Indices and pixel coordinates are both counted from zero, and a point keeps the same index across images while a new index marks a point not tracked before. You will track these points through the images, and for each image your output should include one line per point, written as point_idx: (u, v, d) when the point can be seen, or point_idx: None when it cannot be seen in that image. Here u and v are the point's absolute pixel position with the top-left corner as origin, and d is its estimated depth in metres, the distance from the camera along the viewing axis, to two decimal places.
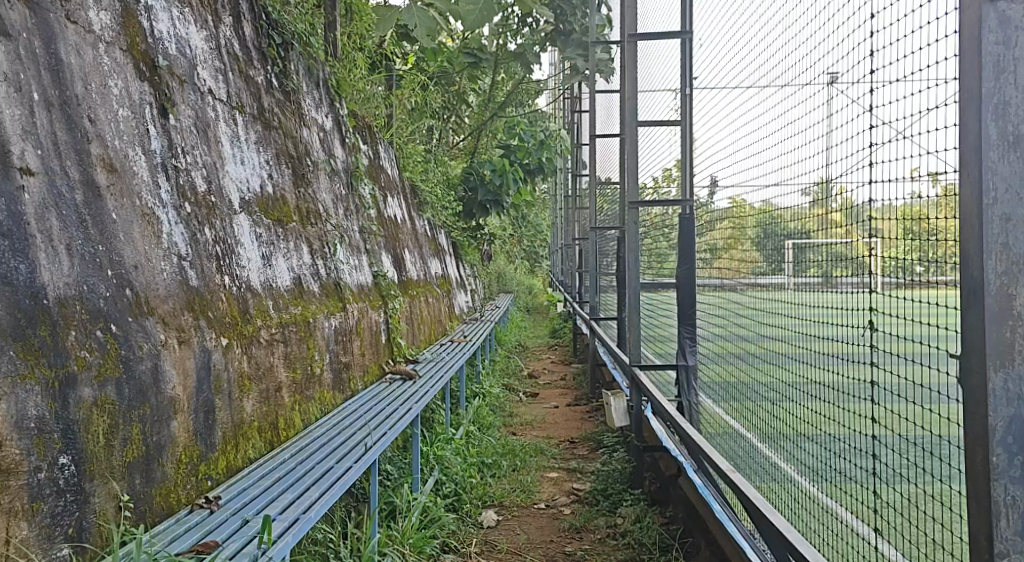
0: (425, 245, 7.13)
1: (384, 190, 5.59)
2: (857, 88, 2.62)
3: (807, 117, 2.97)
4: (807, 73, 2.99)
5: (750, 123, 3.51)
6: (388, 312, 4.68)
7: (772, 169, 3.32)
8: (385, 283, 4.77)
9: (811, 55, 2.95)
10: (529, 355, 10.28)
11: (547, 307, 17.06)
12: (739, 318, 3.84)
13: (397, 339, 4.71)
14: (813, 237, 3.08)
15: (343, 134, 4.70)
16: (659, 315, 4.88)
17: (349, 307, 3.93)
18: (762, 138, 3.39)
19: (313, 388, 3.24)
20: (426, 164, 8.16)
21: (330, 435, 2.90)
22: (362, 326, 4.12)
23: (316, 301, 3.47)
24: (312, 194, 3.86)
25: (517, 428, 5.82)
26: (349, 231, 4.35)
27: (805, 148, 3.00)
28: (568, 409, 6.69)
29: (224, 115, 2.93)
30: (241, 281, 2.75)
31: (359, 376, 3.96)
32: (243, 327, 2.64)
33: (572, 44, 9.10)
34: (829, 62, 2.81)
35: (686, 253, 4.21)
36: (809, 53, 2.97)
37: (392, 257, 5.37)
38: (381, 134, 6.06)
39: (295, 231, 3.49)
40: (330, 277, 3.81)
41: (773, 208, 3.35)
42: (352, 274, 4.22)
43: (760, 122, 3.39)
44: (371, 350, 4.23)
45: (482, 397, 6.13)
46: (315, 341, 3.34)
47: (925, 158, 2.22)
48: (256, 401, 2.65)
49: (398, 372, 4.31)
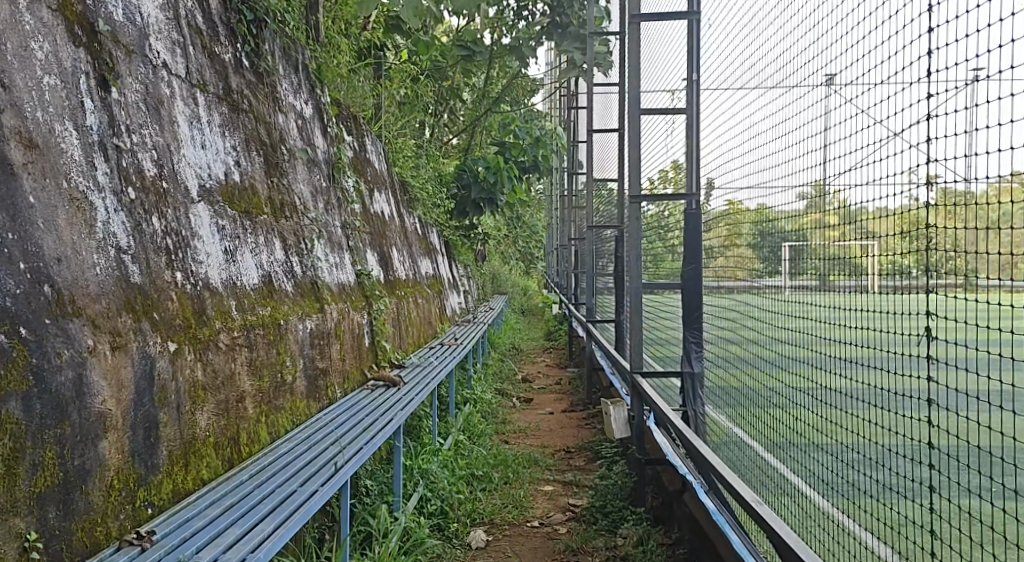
0: (415, 244, 6.82)
1: (370, 184, 5.27)
2: (854, 88, 2.54)
3: (802, 117, 2.86)
4: (801, 73, 2.90)
5: (747, 121, 3.38)
6: (372, 313, 4.37)
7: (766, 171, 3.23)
8: (369, 283, 4.46)
9: (807, 55, 2.85)
10: (524, 358, 9.96)
11: (544, 308, 16.71)
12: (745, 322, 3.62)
13: (382, 343, 4.42)
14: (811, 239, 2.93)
15: (325, 122, 4.39)
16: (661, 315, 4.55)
17: (327, 309, 3.60)
18: (757, 140, 3.29)
19: (284, 397, 2.93)
20: (418, 160, 7.84)
21: (299, 450, 2.56)
22: (343, 329, 3.81)
23: (289, 302, 3.16)
24: (288, 185, 3.55)
25: (509, 437, 5.51)
26: (329, 226, 4.04)
27: (801, 149, 2.90)
28: (563, 416, 6.38)
29: (183, 92, 2.63)
30: (198, 278, 2.45)
31: (337, 384, 3.64)
32: (198, 330, 2.34)
33: (569, 37, 8.79)
34: (826, 63, 2.72)
35: (694, 251, 3.86)
36: (805, 52, 2.87)
37: (378, 255, 5.06)
38: (367, 126, 5.74)
39: (267, 225, 3.17)
40: (307, 275, 3.50)
41: (767, 210, 3.24)
42: (332, 272, 3.90)
43: (755, 120, 3.29)
44: (352, 356, 3.91)
45: (473, 403, 5.82)
46: (287, 346, 3.03)
47: (921, 163, 2.19)
48: (212, 414, 2.34)
49: (382, 379, 3.99)
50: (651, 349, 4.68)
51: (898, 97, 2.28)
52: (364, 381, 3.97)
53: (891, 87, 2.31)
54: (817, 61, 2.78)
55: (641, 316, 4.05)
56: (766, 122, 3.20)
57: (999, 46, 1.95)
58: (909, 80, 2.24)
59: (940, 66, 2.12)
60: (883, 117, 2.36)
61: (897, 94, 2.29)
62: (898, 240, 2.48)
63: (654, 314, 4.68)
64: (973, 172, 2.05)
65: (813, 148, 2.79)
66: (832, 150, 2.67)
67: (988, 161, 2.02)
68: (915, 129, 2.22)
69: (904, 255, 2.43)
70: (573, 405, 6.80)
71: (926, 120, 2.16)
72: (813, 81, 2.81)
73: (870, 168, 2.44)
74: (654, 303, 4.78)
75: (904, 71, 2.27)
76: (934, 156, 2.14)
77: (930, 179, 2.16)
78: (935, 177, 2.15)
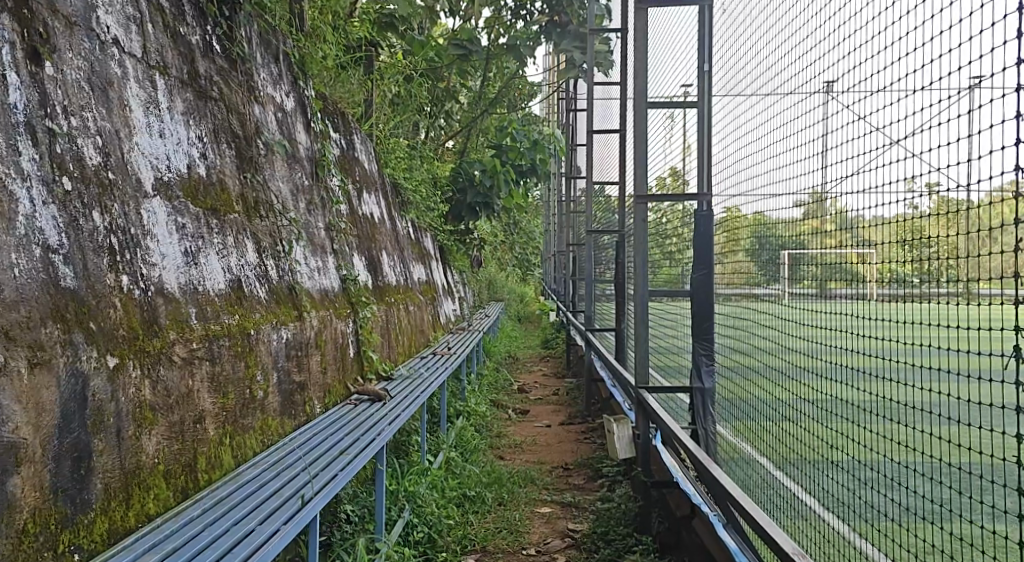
0: (407, 248, 6.51)
1: (358, 185, 4.98)
2: (855, 96, 2.48)
3: (796, 124, 2.79)
4: (798, 81, 2.82)
5: (741, 128, 3.30)
6: (358, 322, 4.08)
7: (760, 179, 3.12)
8: (355, 289, 4.17)
9: (804, 62, 2.77)
10: (521, 368, 9.64)
11: (541, 316, 16.39)
12: (734, 328, 3.49)
13: (369, 353, 4.11)
14: (809, 248, 2.84)
15: (309, 117, 4.09)
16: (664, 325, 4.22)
17: (306, 317, 3.30)
18: (753, 147, 3.19)
19: (254, 416, 2.64)
20: (411, 161, 7.55)
21: (266, 477, 2.26)
22: (324, 338, 3.52)
23: (262, 309, 2.87)
24: (264, 182, 3.26)
25: (505, 453, 5.21)
26: (310, 228, 3.75)
27: (793, 157, 2.83)
28: (561, 430, 6.08)
29: (138, 73, 2.34)
30: (151, 283, 2.17)
31: (316, 400, 3.33)
32: (147, 342, 2.06)
33: (568, 36, 8.51)
34: (823, 70, 2.65)
35: (704, 254, 3.54)
36: (801, 58, 2.78)
37: (367, 260, 4.75)
38: (357, 124, 5.44)
39: (238, 224, 2.87)
40: (285, 280, 3.20)
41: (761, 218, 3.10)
42: (313, 278, 3.60)
43: (749, 127, 3.21)
44: (332, 368, 3.59)
45: (466, 417, 5.51)
46: (258, 358, 2.74)
47: (923, 172, 2.18)
48: (163, 438, 2.06)
49: (366, 392, 3.67)
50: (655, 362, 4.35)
51: (904, 105, 2.24)
52: (347, 394, 3.66)
53: (897, 93, 2.26)
54: (815, 68, 2.70)
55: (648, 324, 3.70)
56: (757, 128, 3.13)
57: (997, 47, 1.92)
58: (913, 86, 2.20)
59: (940, 72, 2.11)
60: (883, 124, 2.33)
61: (899, 101, 2.26)
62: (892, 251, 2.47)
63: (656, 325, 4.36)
64: (977, 174, 1.99)
65: (812, 155, 2.70)
66: (830, 159, 2.60)
67: (988, 162, 1.96)
68: (914, 136, 2.20)
69: (936, 266, 2.30)
70: (572, 418, 6.48)
71: (927, 127, 2.15)
72: (811, 87, 2.72)
73: (867, 175, 2.41)
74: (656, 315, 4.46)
75: (908, 76, 2.23)
76: (935, 164, 2.14)
77: (932, 187, 2.16)
78: (935, 185, 2.16)
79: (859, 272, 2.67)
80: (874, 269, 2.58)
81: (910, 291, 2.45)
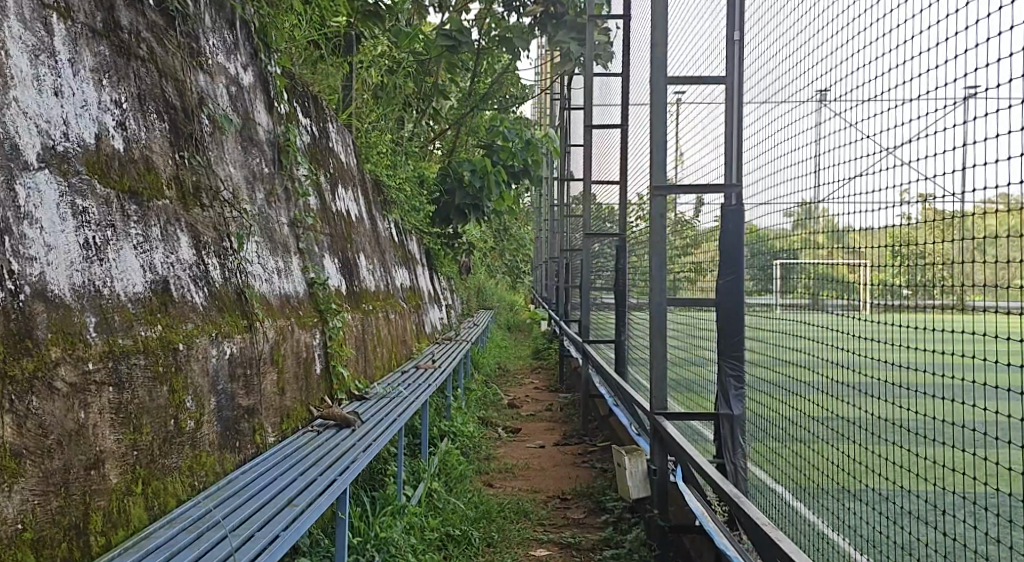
0: (389, 252, 5.98)
1: (332, 178, 4.44)
2: (850, 105, 2.37)
3: (788, 132, 2.69)
4: (791, 88, 2.72)
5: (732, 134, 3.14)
6: (327, 333, 3.53)
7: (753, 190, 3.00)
8: (324, 295, 3.61)
9: (797, 69, 2.67)
10: (511, 381, 9.09)
11: (532, 325, 15.82)
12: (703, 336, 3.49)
13: (339, 369, 3.55)
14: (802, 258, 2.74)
15: (272, 96, 3.55)
16: (700, 337, 3.70)
17: (259, 327, 2.75)
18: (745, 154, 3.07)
19: (180, 454, 2.10)
20: (395, 158, 7.00)
21: (180, 543, 1.73)
22: (282, 354, 2.97)
23: (198, 319, 2.33)
24: (210, 165, 2.72)
25: (495, 480, 4.67)
26: (270, 222, 3.21)
27: (787, 164, 2.72)
28: (557, 451, 5.54)
29: (20, 14, 1.83)
30: (25, 283, 1.66)
31: (271, 427, 2.78)
32: (11, 362, 1.57)
33: (564, 27, 7.95)
34: (817, 79, 2.56)
35: (733, 257, 3.00)
36: (795, 66, 2.68)
37: (341, 262, 4.21)
38: (333, 111, 4.90)
39: (170, 212, 2.34)
40: (233, 283, 2.65)
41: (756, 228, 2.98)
42: (272, 282, 3.06)
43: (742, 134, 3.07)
44: (291, 387, 3.03)
45: (452, 438, 4.96)
46: (190, 380, 2.20)
47: (914, 180, 2.10)
48: (29, 491, 1.56)
49: (333, 417, 3.11)
50: (684, 381, 3.83)
51: (895, 116, 2.15)
52: (309, 418, 3.10)
53: (891, 101, 2.16)
54: (809, 76, 2.60)
55: (665, 336, 3.17)
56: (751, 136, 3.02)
57: (998, 60, 1.82)
58: (904, 96, 2.11)
59: (937, 81, 2.01)
60: (871, 131, 2.25)
61: (889, 110, 2.18)
62: (886, 268, 2.41)
63: (687, 339, 3.85)
64: (969, 184, 1.93)
65: (806, 166, 2.58)
66: (822, 168, 2.50)
67: (982, 172, 1.89)
68: (906, 145, 2.11)
69: (936, 280, 2.24)
70: (568, 437, 5.93)
71: (919, 137, 2.06)
72: (803, 95, 2.62)
73: (860, 186, 2.32)
74: (681, 329, 3.96)
75: (904, 83, 2.13)
76: (925, 173, 2.06)
77: (925, 198, 2.08)
78: (926, 195, 2.08)
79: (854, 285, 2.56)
80: (872, 281, 2.48)
81: (908, 305, 2.40)
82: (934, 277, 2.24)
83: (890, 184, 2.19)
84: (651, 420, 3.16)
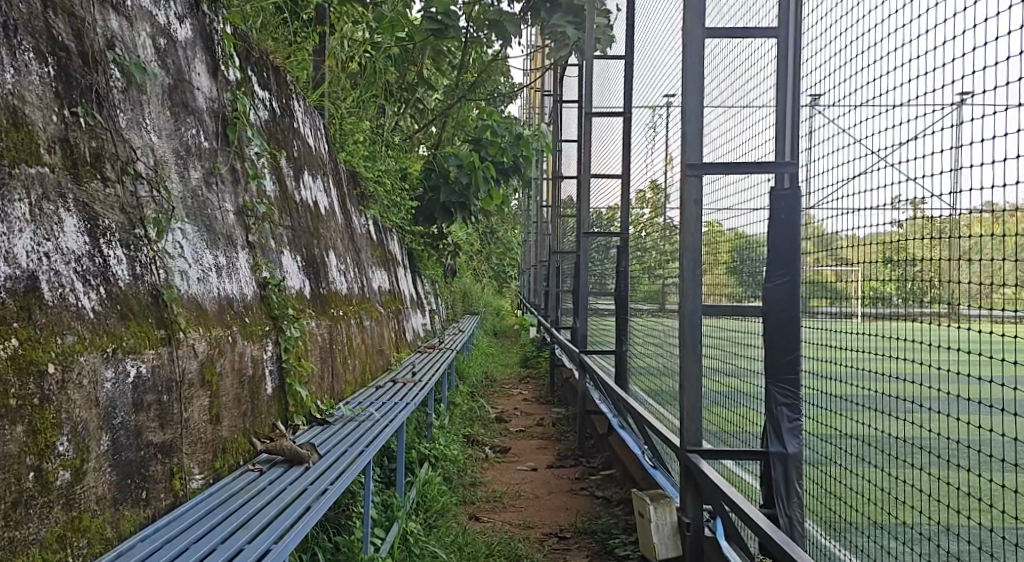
0: (365, 251, 5.37)
1: (295, 163, 3.81)
2: (839, 111, 2.21)
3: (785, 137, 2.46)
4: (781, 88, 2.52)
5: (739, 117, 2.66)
6: (281, 343, 2.92)
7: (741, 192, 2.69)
8: (279, 298, 2.99)
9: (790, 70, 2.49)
10: (499, 392, 8.45)
11: (519, 331, 15.17)
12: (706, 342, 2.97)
13: (297, 387, 2.93)
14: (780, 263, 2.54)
15: (218, 57, 2.92)
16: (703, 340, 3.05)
17: (183, 339, 2.14)
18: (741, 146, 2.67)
19: (41, 518, 1.54)
20: (375, 149, 6.37)
21: None
22: (218, 372, 2.36)
23: (83, 329, 1.74)
24: (120, 128, 2.11)
25: (482, 512, 4.05)
26: (208, 208, 2.60)
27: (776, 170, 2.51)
28: (550, 475, 4.93)
29: None
30: None
31: (198, 468, 2.17)
32: None
33: (560, 10, 7.28)
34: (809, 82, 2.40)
35: (789, 258, 2.33)
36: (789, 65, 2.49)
37: (303, 259, 3.59)
38: (299, 88, 4.26)
39: (46, 182, 1.76)
40: (147, 282, 2.06)
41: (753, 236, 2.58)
42: (208, 282, 2.45)
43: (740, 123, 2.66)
44: (229, 414, 2.41)
45: (433, 464, 4.35)
46: (61, 410, 1.63)
47: (902, 185, 1.95)
48: None
49: (280, 451, 2.47)
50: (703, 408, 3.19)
51: (891, 122, 1.98)
52: (253, 452, 2.49)
53: (886, 106, 2.00)
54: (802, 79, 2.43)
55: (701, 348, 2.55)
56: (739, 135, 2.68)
57: (996, 64, 1.67)
58: (901, 98, 1.95)
59: (935, 84, 1.85)
60: (860, 136, 2.09)
61: (881, 113, 2.02)
62: (876, 271, 2.16)
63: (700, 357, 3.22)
64: (960, 186, 1.81)
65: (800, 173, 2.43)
66: (813, 178, 2.34)
67: (975, 174, 1.77)
68: (896, 148, 1.96)
69: (926, 289, 2.00)
70: (564, 459, 5.31)
71: (912, 140, 1.91)
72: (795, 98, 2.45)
73: (848, 190, 2.15)
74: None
75: (902, 84, 1.95)
76: (912, 176, 1.92)
77: (914, 205, 1.94)
78: (919, 200, 1.92)
79: (842, 288, 2.31)
80: (861, 287, 2.23)
81: (894, 312, 2.17)
82: (925, 282, 2.00)
83: (875, 190, 2.03)
84: (680, 459, 2.58)
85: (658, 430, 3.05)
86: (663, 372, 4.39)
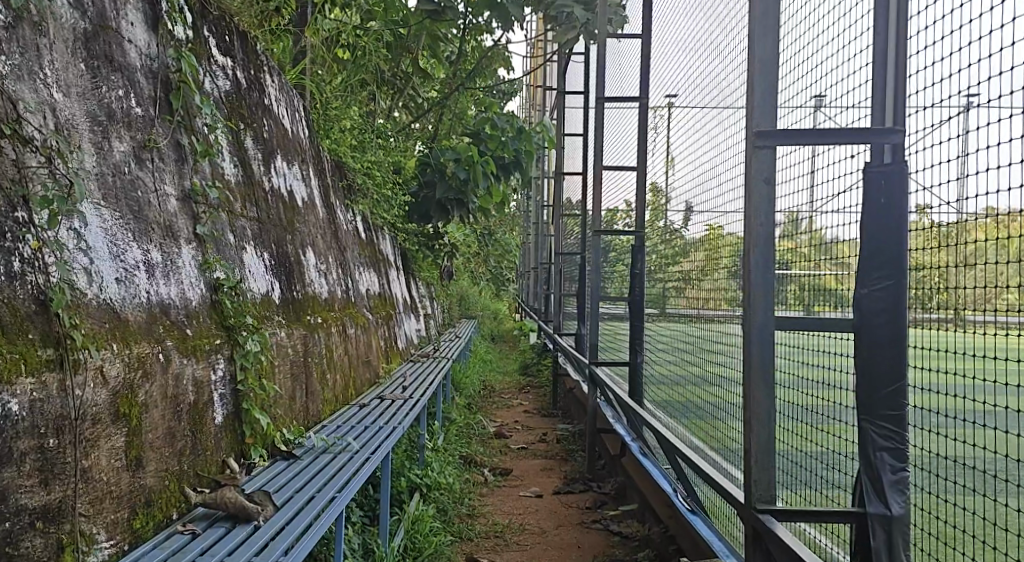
0: (352, 250, 4.84)
1: (265, 144, 3.26)
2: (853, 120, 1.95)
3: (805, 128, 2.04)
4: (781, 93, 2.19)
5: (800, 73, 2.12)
6: (240, 359, 2.37)
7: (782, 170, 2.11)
8: (237, 306, 2.44)
9: (796, 71, 2.13)
10: (498, 403, 7.89)
11: (518, 336, 14.65)
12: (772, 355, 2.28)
13: (256, 414, 2.38)
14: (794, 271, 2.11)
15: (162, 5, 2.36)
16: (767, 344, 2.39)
17: (86, 360, 1.62)
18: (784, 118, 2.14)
19: None
20: (365, 138, 5.82)
21: None
22: (140, 403, 1.82)
23: None
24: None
25: (479, 551, 3.52)
26: (140, 189, 2.07)
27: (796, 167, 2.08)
28: (557, 503, 4.39)
29: None
30: None
31: (106, 533, 1.64)
32: None
33: None
34: (811, 82, 2.06)
35: (891, 256, 1.75)
36: (795, 66, 2.13)
37: (272, 257, 3.05)
38: (272, 60, 3.70)
39: None
40: (29, 282, 1.56)
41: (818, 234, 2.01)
42: (132, 283, 1.92)
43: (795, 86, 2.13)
44: (156, 455, 1.87)
45: (423, 494, 3.82)
46: None
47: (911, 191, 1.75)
48: None
49: (223, 504, 1.89)
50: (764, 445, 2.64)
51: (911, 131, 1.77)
52: (188, 504, 1.93)
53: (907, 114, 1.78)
54: (805, 78, 2.08)
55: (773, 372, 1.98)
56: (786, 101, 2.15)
57: (1000, 73, 1.46)
58: (920, 104, 1.73)
59: (947, 90, 1.62)
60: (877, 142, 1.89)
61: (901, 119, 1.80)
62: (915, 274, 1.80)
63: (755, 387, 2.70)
64: (961, 196, 1.57)
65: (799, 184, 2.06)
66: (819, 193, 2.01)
67: (972, 180, 1.53)
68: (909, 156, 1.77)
69: (952, 305, 1.66)
70: (572, 483, 4.75)
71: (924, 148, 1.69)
72: (794, 101, 2.10)
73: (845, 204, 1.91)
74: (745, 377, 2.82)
75: (916, 94, 1.75)
76: (924, 184, 1.70)
77: (921, 211, 1.72)
78: (925, 207, 1.70)
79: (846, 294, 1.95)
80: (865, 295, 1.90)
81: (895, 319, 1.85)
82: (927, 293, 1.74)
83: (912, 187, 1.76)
84: (745, 518, 2.03)
85: (706, 474, 2.45)
86: (681, 385, 3.77)
